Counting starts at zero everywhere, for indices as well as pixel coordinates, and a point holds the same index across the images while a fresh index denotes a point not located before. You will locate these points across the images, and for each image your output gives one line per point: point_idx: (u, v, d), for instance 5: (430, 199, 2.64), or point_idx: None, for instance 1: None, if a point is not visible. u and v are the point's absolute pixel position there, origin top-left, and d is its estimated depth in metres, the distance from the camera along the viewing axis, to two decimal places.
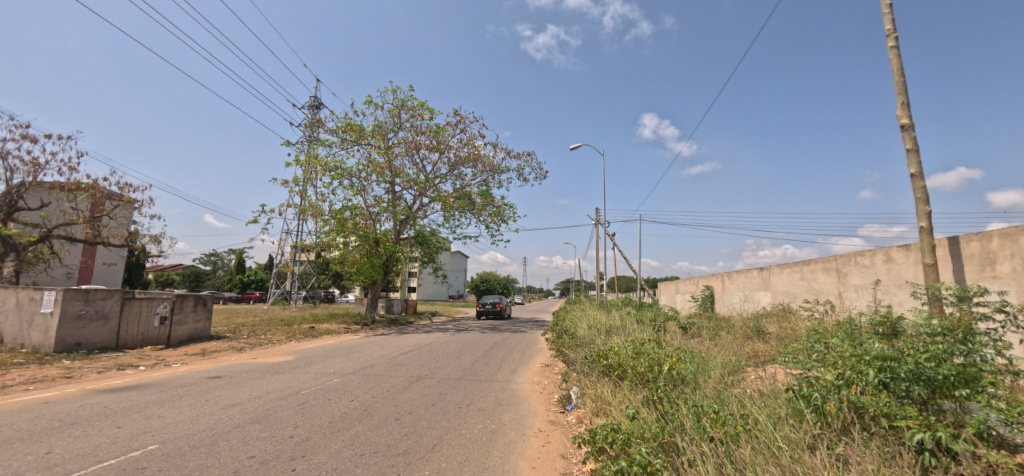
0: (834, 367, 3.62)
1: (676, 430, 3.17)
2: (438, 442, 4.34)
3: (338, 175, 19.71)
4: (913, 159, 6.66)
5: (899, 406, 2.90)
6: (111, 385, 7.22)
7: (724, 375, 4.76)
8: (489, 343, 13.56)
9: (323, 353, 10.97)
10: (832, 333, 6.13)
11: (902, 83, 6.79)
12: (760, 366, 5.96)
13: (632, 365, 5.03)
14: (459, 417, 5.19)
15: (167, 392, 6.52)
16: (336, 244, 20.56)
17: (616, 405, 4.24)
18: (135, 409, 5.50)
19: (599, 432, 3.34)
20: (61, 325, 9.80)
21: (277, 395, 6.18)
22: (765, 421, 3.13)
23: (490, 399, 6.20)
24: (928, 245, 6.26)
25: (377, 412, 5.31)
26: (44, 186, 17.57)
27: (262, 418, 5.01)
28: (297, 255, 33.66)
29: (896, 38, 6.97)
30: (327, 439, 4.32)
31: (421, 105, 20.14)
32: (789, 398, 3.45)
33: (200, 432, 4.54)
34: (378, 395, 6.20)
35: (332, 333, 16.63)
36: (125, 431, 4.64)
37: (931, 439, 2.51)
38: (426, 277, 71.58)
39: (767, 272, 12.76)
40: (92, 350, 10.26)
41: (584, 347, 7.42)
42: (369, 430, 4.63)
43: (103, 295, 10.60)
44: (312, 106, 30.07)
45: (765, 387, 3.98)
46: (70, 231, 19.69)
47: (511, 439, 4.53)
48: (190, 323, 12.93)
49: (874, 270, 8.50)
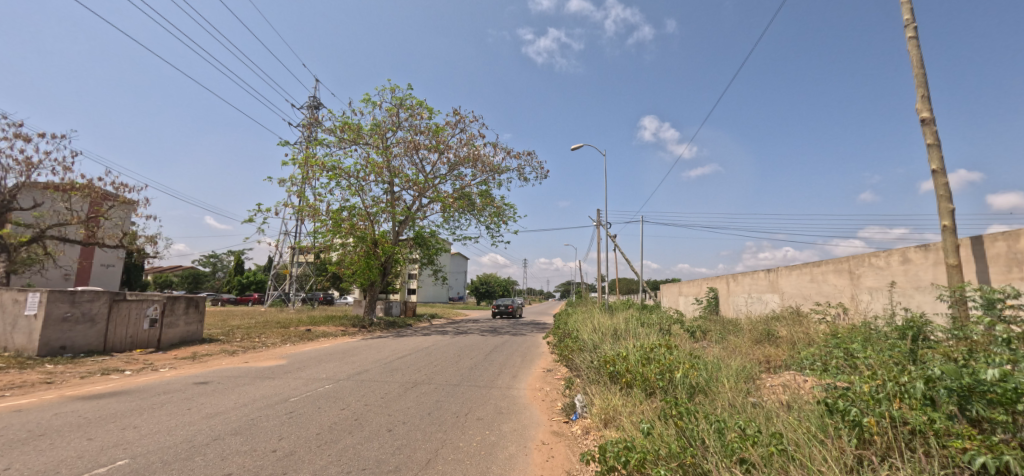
0: (870, 376, 3.26)
1: (700, 451, 2.81)
2: (433, 457, 3.99)
3: (335, 175, 19.41)
4: (935, 154, 6.35)
5: (955, 425, 2.57)
6: (90, 392, 6.83)
7: (742, 384, 4.42)
8: (489, 346, 13.17)
9: (317, 357, 10.59)
10: (851, 337, 5.83)
11: (922, 76, 6.48)
12: (778, 373, 5.63)
13: (640, 372, 4.70)
14: (456, 428, 4.87)
15: (148, 400, 6.18)
16: (334, 245, 20.23)
17: (628, 417, 3.90)
18: (111, 418, 5.17)
19: (609, 449, 2.99)
20: (45, 327, 9.45)
21: (264, 403, 5.84)
22: (796, 438, 2.80)
23: (489, 407, 5.87)
24: (952, 244, 5.89)
25: (369, 422, 4.99)
26: (38, 186, 17.13)
27: (244, 430, 4.68)
28: (295, 256, 33.26)
29: (915, 28, 6.65)
30: (313, 454, 3.99)
31: (420, 103, 19.78)
32: (820, 412, 3.11)
33: (176, 445, 4.21)
34: (371, 404, 5.87)
35: (328, 336, 16.30)
36: (94, 443, 4.31)
37: (1000, 465, 2.15)
38: (426, 278, 71.14)
39: (775, 273, 12.41)
40: (78, 354, 9.90)
41: (588, 351, 7.11)
42: (358, 442, 4.30)
43: (91, 297, 10.24)
44: (311, 106, 29.80)
45: (791, 398, 3.66)
46: (65, 231, 19.37)
47: (512, 453, 4.18)
48: (181, 326, 12.61)
49: (889, 271, 8.18)
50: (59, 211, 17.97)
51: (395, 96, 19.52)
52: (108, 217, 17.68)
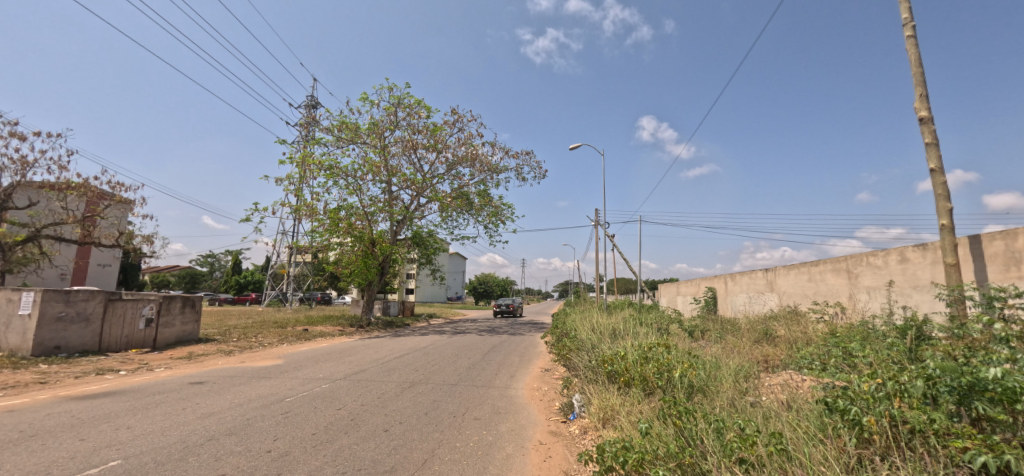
0: (870, 375, 3.24)
1: (699, 451, 2.78)
2: (430, 457, 3.95)
3: (333, 174, 19.34)
4: (933, 153, 6.34)
5: (955, 424, 2.55)
6: (84, 392, 6.78)
7: (740, 383, 4.41)
8: (487, 346, 13.12)
9: (314, 357, 10.53)
10: (850, 336, 5.82)
11: (920, 74, 6.47)
12: (777, 372, 5.62)
13: (639, 371, 4.67)
14: (453, 428, 4.83)
15: (142, 400, 6.12)
16: (331, 244, 20.15)
17: (626, 417, 3.87)
18: (104, 419, 5.12)
19: (607, 449, 2.96)
20: (39, 327, 9.37)
21: (259, 403, 5.79)
22: (795, 438, 2.78)
23: (486, 407, 5.84)
24: (950, 243, 5.88)
25: (365, 422, 4.95)
26: (33, 186, 17.00)
27: (238, 430, 4.63)
28: (293, 256, 33.14)
29: (913, 27, 6.65)
30: (308, 454, 3.95)
31: (417, 102, 19.72)
32: (819, 411, 3.09)
33: (169, 446, 4.17)
34: (368, 403, 5.83)
35: (326, 336, 16.24)
36: (87, 444, 4.27)
37: (1001, 465, 2.13)
38: (424, 278, 71.04)
39: (773, 273, 12.41)
40: (73, 354, 9.83)
41: (586, 351, 7.09)
42: (354, 442, 4.27)
43: (85, 297, 10.17)
44: (309, 105, 29.68)
45: (790, 397, 3.64)
46: (61, 231, 19.26)
47: (509, 454, 4.14)
48: (177, 326, 12.54)
49: (887, 270, 8.18)
50: (55, 210, 17.85)
51: (392, 95, 19.46)
52: (104, 216, 17.58)
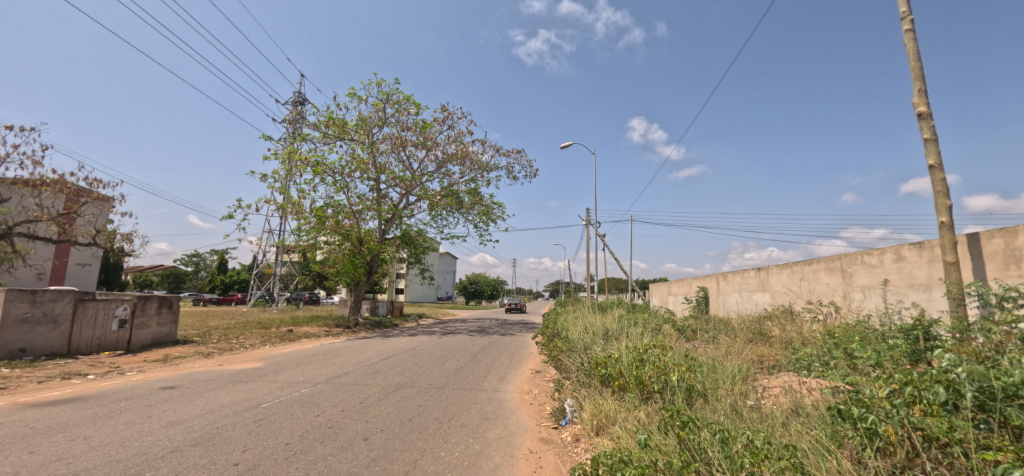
0: (882, 379, 3.02)
1: (704, 466, 2.55)
2: (411, 468, 3.67)
3: (319, 171, 18.88)
4: (932, 149, 6.22)
5: (981, 435, 2.34)
6: (45, 398, 6.33)
7: (740, 386, 4.24)
8: (476, 347, 12.90)
9: (297, 359, 10.15)
10: (849, 337, 5.68)
11: (919, 69, 6.34)
12: (774, 374, 5.46)
13: (634, 375, 4.43)
14: (438, 436, 4.55)
15: (107, 407, 5.73)
16: (317, 243, 19.66)
17: (622, 427, 3.61)
18: (59, 429, 4.72)
19: (603, 462, 2.70)
20: (3, 329, 8.89)
21: (232, 410, 5.45)
22: (806, 452, 2.54)
23: (473, 413, 5.56)
24: (949, 241, 5.73)
25: (344, 430, 4.66)
26: (5, 182, 16.29)
27: (205, 440, 4.30)
28: (279, 256, 32.45)
29: (912, 21, 6.52)
30: (278, 467, 3.65)
31: (407, 99, 19.31)
32: (831, 418, 2.86)
33: (126, 459, 3.82)
34: (348, 409, 5.52)
35: (311, 337, 15.84)
36: (35, 458, 3.89)
37: None
38: (413, 278, 70.58)
39: (765, 272, 12.34)
40: (39, 357, 9.31)
41: (577, 352, 6.84)
42: (330, 453, 3.97)
43: (53, 297, 9.64)
44: (296, 101, 28.95)
45: (796, 403, 3.43)
46: (35, 228, 18.51)
47: (497, 464, 3.87)
48: (153, 327, 12.03)
49: (882, 269, 8.10)
50: (28, 207, 17.13)
51: (381, 91, 19.02)
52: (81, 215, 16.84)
